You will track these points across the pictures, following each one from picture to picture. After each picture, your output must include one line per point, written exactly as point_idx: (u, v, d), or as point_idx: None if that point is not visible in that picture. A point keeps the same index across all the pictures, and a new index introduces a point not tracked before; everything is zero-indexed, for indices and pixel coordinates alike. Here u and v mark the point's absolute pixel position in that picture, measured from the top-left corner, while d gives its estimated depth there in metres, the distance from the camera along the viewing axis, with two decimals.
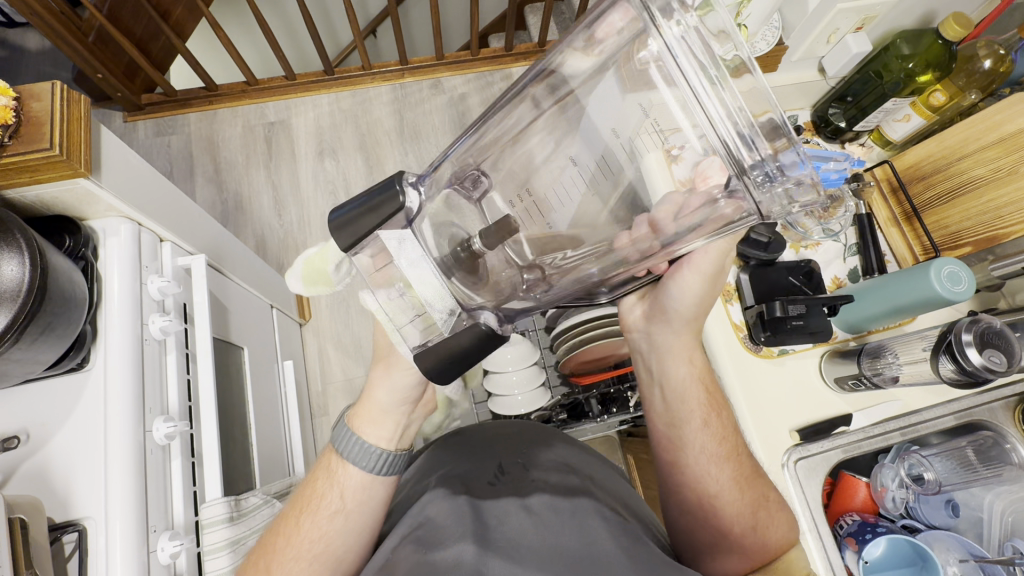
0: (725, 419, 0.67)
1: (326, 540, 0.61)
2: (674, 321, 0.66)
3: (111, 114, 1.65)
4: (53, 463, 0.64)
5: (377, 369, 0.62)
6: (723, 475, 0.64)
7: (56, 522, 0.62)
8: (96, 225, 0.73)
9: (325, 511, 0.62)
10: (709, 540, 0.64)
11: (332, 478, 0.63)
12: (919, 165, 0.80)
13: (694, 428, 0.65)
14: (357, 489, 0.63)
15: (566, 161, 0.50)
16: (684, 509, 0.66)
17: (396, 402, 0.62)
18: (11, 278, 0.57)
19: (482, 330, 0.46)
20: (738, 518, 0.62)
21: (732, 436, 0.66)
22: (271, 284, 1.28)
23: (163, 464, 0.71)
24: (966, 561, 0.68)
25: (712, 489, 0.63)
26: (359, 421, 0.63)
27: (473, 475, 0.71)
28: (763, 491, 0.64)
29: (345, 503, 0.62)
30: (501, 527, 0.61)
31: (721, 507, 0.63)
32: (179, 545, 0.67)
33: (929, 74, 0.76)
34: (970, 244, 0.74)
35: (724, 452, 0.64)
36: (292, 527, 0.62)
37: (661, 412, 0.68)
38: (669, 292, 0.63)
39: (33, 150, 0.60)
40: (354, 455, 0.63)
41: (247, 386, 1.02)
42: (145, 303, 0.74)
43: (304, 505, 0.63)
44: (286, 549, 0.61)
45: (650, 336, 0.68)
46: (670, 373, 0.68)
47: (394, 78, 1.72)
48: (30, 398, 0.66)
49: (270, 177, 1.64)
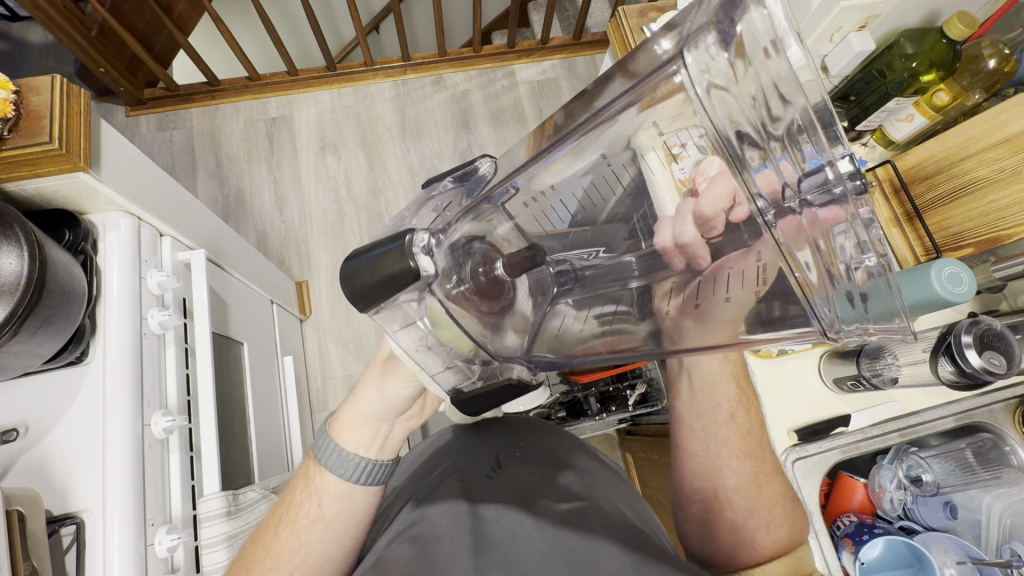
0: (756, 418, 0.67)
1: (303, 547, 0.61)
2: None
3: (113, 109, 1.65)
4: (52, 456, 0.64)
5: (370, 375, 0.62)
6: (743, 469, 0.64)
7: (55, 514, 0.62)
8: (96, 219, 0.73)
9: (304, 521, 0.62)
10: (720, 533, 0.63)
11: (310, 486, 0.64)
12: (921, 166, 0.79)
13: (721, 421, 0.65)
14: (335, 499, 0.63)
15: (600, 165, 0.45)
16: (697, 501, 0.66)
17: (378, 412, 0.62)
18: (10, 272, 0.57)
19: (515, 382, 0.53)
20: (753, 511, 0.62)
21: (757, 434, 0.66)
22: (271, 279, 1.28)
23: (162, 458, 0.71)
24: (964, 564, 0.68)
25: (729, 483, 0.64)
26: (339, 429, 0.64)
27: (469, 470, 0.71)
28: (780, 488, 0.65)
29: (323, 512, 0.62)
30: (495, 521, 0.61)
31: (738, 500, 0.63)
32: (176, 539, 0.67)
33: (933, 73, 0.75)
34: (972, 245, 0.74)
35: (745, 449, 0.65)
36: (272, 536, 0.62)
37: (687, 404, 0.67)
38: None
39: (32, 144, 0.60)
40: (334, 463, 0.63)
41: (246, 382, 1.02)
42: (145, 298, 0.74)
43: (282, 514, 0.63)
44: (264, 559, 0.61)
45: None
46: (701, 367, 0.66)
47: (396, 74, 1.72)
48: (30, 391, 0.67)
49: (272, 173, 1.64)
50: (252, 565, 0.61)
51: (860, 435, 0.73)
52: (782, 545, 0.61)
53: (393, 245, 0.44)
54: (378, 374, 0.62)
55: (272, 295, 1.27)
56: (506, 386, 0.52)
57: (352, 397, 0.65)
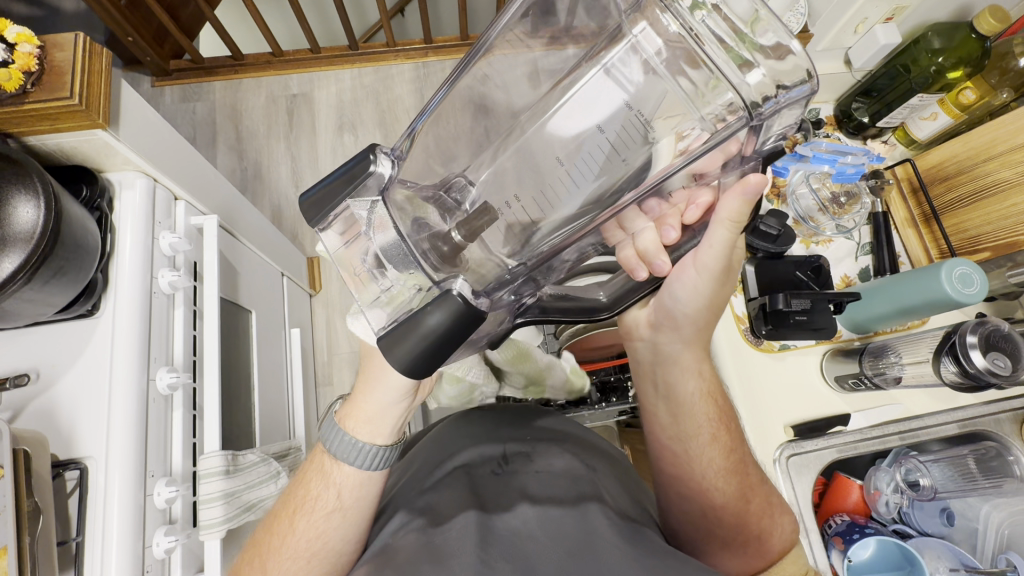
0: (735, 438, 0.66)
1: (322, 537, 0.63)
2: (683, 327, 0.67)
3: (140, 78, 1.69)
4: (60, 403, 0.67)
5: (368, 372, 0.64)
6: (729, 488, 0.64)
7: (59, 459, 0.65)
8: (113, 177, 0.75)
9: (320, 512, 0.63)
10: (707, 547, 0.64)
11: (327, 479, 0.64)
12: (942, 166, 0.77)
13: (702, 444, 0.65)
14: (352, 489, 0.64)
15: (555, 160, 0.53)
16: (683, 519, 0.65)
17: (391, 398, 0.63)
18: (27, 221, 0.59)
19: (455, 303, 0.45)
20: (741, 528, 0.62)
21: (742, 451, 0.66)
22: (282, 251, 1.30)
23: (164, 413, 0.73)
24: (957, 571, 0.66)
25: (717, 503, 0.63)
26: (351, 421, 0.64)
27: (477, 463, 0.71)
28: (766, 499, 0.64)
29: (342, 501, 0.64)
30: (502, 519, 0.60)
31: (726, 520, 0.63)
32: (175, 492, 0.69)
33: (959, 70, 0.73)
34: (989, 249, 0.73)
35: (730, 468, 0.64)
36: (286, 527, 0.64)
37: (667, 425, 0.68)
38: (672, 292, 0.65)
39: (54, 99, 0.62)
40: (347, 454, 0.63)
41: (253, 349, 1.04)
42: (157, 258, 0.76)
43: (298, 507, 0.64)
44: (282, 548, 0.63)
45: (658, 343, 0.69)
46: (679, 387, 0.67)
47: (417, 56, 1.73)
48: (42, 338, 0.69)
49: (289, 149, 1.66)
50: (264, 557, 0.64)
51: (858, 435, 0.72)
52: (774, 553, 0.62)
53: (354, 160, 0.52)
54: (374, 371, 0.63)
55: (283, 268, 1.28)
56: (444, 309, 0.45)
57: (360, 389, 0.65)
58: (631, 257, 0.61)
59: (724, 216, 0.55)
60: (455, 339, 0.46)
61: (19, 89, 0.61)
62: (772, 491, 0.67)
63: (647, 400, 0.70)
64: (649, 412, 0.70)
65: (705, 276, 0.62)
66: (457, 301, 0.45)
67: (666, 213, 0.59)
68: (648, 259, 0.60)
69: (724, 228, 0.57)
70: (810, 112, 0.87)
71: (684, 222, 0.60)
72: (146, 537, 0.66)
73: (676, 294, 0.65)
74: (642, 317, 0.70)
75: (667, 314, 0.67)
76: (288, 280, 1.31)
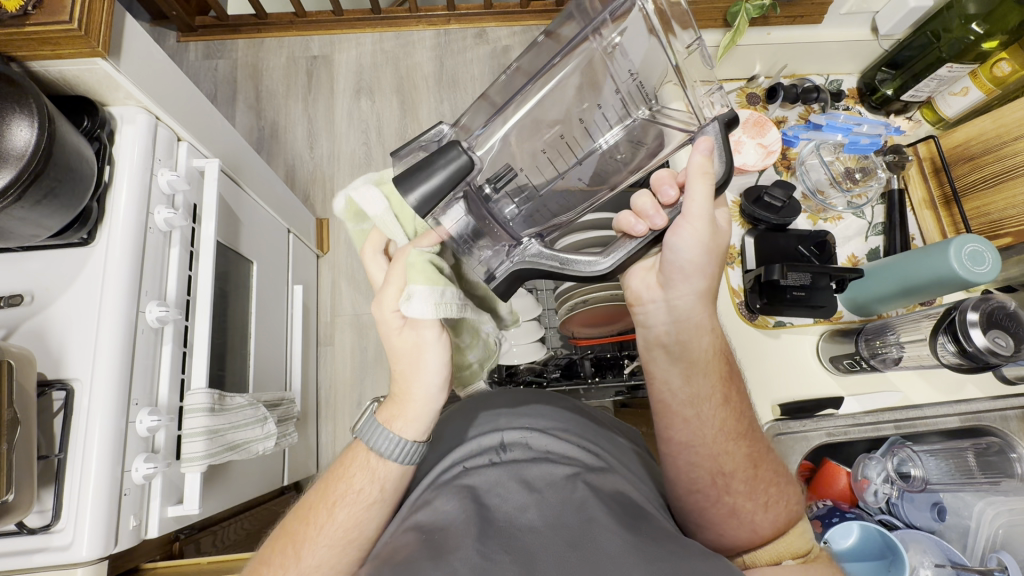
0: (742, 400, 0.63)
1: (359, 526, 0.57)
2: (691, 276, 0.60)
3: (166, 33, 1.71)
4: (51, 323, 0.69)
5: (401, 364, 0.57)
6: (738, 452, 0.60)
7: (47, 379, 0.66)
8: (115, 111, 0.75)
9: (361, 503, 0.57)
10: (714, 517, 0.59)
11: (370, 470, 0.58)
12: (968, 144, 0.72)
13: (714, 406, 0.61)
14: (397, 481, 0.58)
15: (564, 145, 0.55)
16: (692, 488, 0.60)
17: (434, 385, 0.57)
18: (22, 139, 0.60)
19: (459, 147, 0.47)
20: (751, 494, 0.59)
21: (747, 417, 0.63)
22: (291, 209, 1.31)
23: (155, 344, 0.75)
24: (942, 567, 0.63)
25: (727, 467, 0.60)
26: (388, 415, 0.58)
27: (472, 456, 0.60)
28: (774, 467, 0.61)
29: (385, 494, 0.58)
30: (501, 508, 0.51)
31: (732, 486, 0.59)
32: (157, 421, 0.71)
33: (994, 39, 0.68)
34: (1010, 235, 0.68)
35: (739, 430, 0.61)
36: (324, 515, 0.57)
37: (679, 391, 0.63)
38: (671, 246, 0.58)
39: (54, 22, 0.62)
40: (394, 452, 0.57)
41: (253, 299, 1.06)
42: (155, 195, 0.77)
43: (335, 493, 0.58)
44: (317, 535, 0.57)
45: (671, 302, 0.62)
46: (695, 346, 0.63)
47: (439, 23, 1.70)
48: (38, 263, 0.71)
49: (307, 110, 1.66)
50: (299, 543, 0.57)
51: (851, 420, 0.69)
52: (781, 522, 0.58)
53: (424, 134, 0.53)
54: (408, 363, 0.56)
55: (289, 225, 1.29)
56: (449, 148, 0.47)
57: (398, 385, 0.58)
58: (627, 216, 0.58)
59: (694, 172, 0.54)
60: (449, 187, 0.47)
61: (20, 9, 0.61)
62: (779, 463, 0.64)
63: (656, 372, 0.64)
64: (657, 382, 0.64)
65: (701, 226, 0.56)
66: (462, 153, 0.47)
67: (662, 176, 0.58)
68: (644, 215, 0.57)
69: (700, 183, 0.54)
70: (831, 83, 0.83)
71: (678, 185, 0.59)
72: (125, 462, 0.68)
73: (675, 248, 0.58)
74: (650, 278, 0.64)
75: (674, 267, 0.60)
76: (294, 237, 1.32)
